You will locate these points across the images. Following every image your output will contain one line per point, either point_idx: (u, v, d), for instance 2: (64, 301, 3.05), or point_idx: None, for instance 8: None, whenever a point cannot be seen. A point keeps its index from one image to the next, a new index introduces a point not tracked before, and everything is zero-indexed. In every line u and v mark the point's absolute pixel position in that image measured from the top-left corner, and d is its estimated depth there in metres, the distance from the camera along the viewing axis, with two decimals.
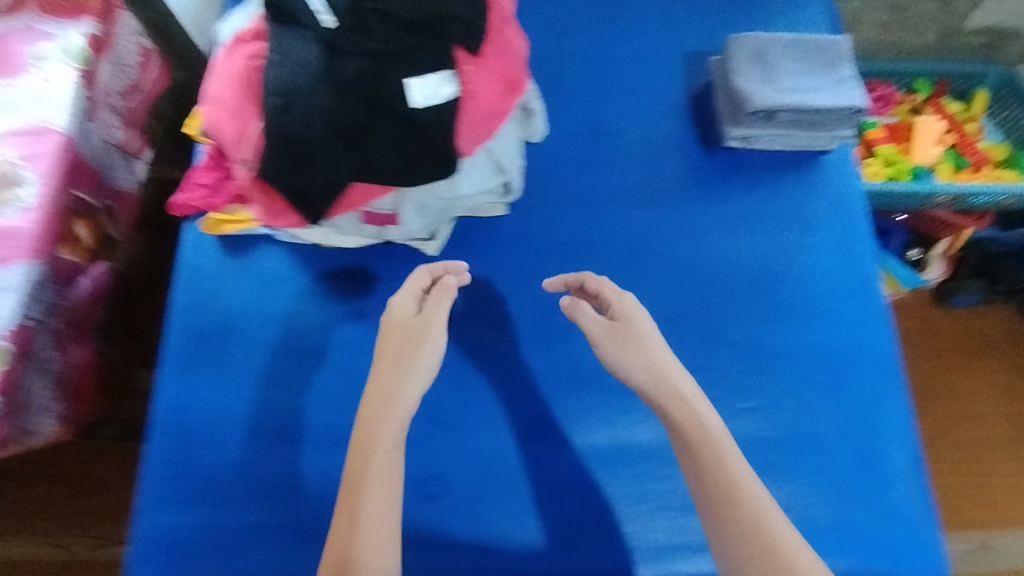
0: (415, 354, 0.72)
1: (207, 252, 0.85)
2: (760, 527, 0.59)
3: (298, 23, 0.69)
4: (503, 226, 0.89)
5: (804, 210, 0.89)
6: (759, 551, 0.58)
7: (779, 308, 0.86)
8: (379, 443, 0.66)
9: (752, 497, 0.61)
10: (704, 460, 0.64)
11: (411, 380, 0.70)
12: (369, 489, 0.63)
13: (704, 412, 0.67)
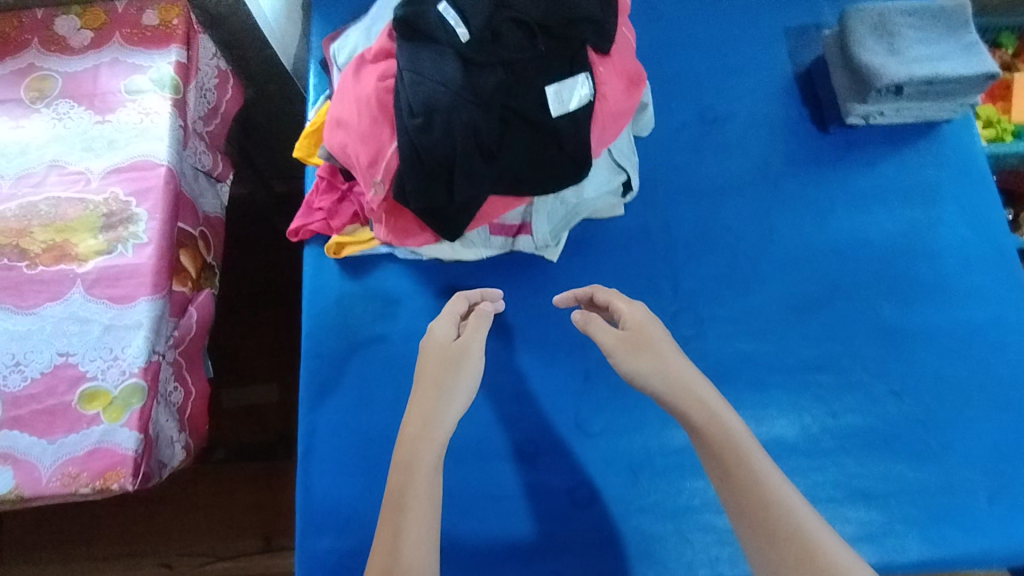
0: (441, 381, 0.64)
1: (329, 275, 0.85)
2: (802, 542, 0.49)
3: (433, 38, 0.66)
4: (622, 223, 0.86)
5: (931, 184, 0.86)
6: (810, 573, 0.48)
7: (916, 286, 0.83)
8: (417, 470, 0.58)
9: (801, 517, 0.51)
10: (738, 476, 0.54)
11: (429, 401, 0.63)
12: (413, 521, 0.55)
13: (726, 423, 0.57)
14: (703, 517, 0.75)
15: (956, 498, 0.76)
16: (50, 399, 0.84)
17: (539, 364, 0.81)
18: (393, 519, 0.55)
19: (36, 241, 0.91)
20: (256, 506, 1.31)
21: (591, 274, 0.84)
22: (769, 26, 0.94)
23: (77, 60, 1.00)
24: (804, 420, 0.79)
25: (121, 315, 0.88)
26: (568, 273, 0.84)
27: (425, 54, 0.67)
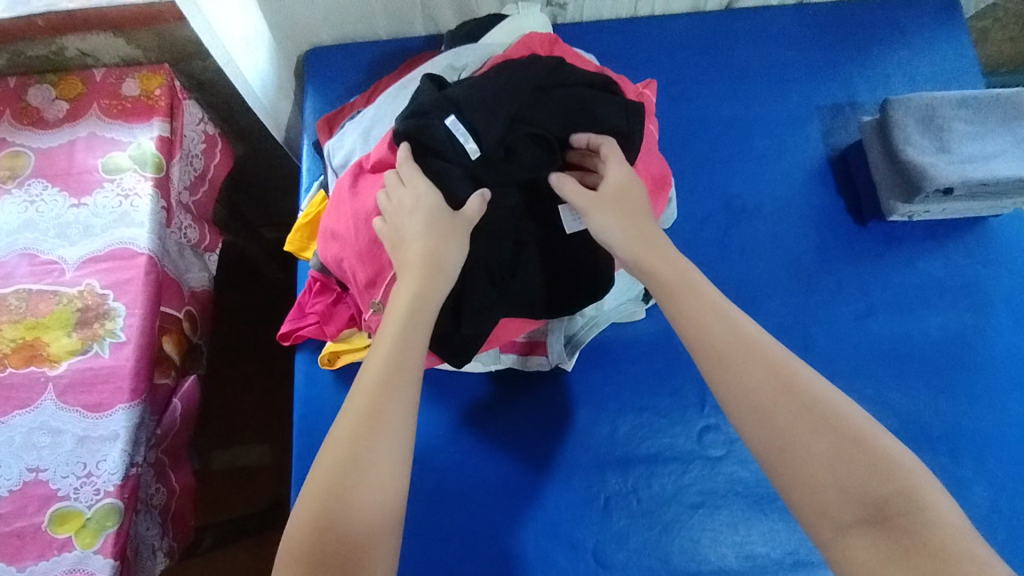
0: (425, 258, 0.56)
1: (323, 387, 0.78)
2: (815, 415, 0.51)
3: (439, 154, 0.60)
4: (643, 327, 0.79)
5: (978, 282, 0.80)
6: (827, 447, 0.50)
7: (966, 398, 0.76)
8: (385, 403, 0.52)
9: (807, 390, 0.52)
10: (736, 372, 0.53)
11: (406, 302, 0.55)
12: (375, 461, 0.51)
13: (715, 307, 0.56)
14: None
15: None
16: (19, 521, 0.77)
17: (552, 488, 0.73)
18: (342, 471, 0.50)
19: (5, 340, 0.83)
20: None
21: (609, 384, 0.77)
22: (798, 105, 0.87)
23: (52, 135, 0.94)
24: None
25: (95, 426, 0.80)
26: (584, 384, 0.77)
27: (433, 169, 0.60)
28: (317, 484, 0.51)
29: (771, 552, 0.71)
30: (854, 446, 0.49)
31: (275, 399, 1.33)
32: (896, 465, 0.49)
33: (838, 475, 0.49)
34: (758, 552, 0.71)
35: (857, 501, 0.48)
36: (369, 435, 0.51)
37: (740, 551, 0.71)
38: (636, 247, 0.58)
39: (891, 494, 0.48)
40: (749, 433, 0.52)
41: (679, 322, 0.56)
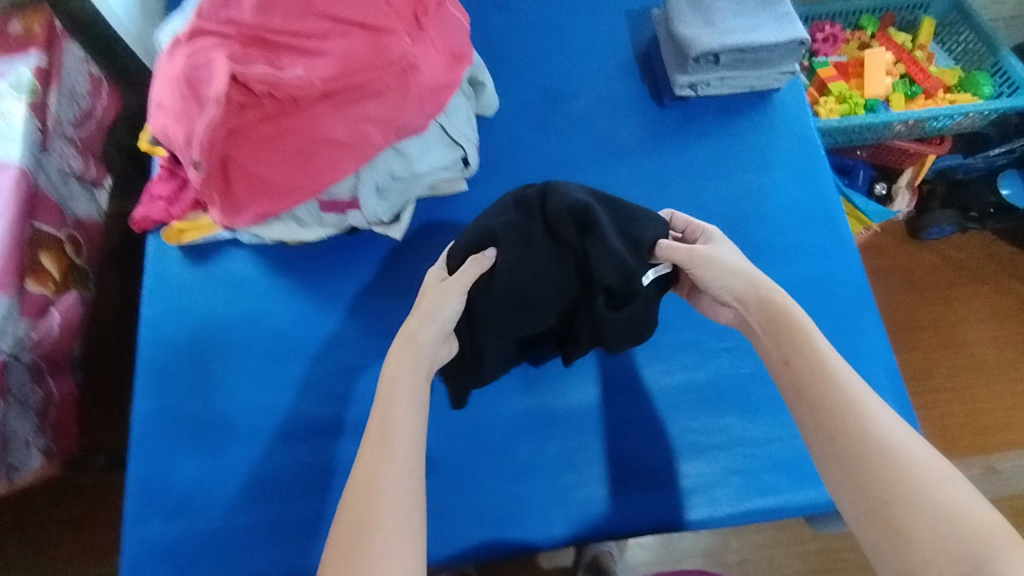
0: (412, 343, 0.62)
1: (170, 263, 0.85)
2: (909, 470, 0.47)
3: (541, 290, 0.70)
4: (466, 201, 0.87)
5: (764, 149, 0.89)
6: (936, 503, 0.45)
7: (750, 249, 0.85)
8: (381, 475, 0.53)
9: (902, 455, 0.48)
10: (840, 424, 0.52)
11: (395, 359, 0.61)
12: (381, 541, 0.49)
13: (821, 366, 0.55)
14: (531, 474, 0.76)
15: (784, 448, 0.76)
16: None
17: (378, 340, 0.82)
18: (360, 513, 0.51)
19: None
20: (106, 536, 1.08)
21: (432, 251, 0.86)
22: (610, 11, 0.98)
23: None
24: (628, 380, 0.80)
25: None
26: (409, 253, 0.85)
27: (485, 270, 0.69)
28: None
29: (569, 385, 0.80)
30: (946, 512, 0.45)
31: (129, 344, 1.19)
32: (984, 532, 0.43)
33: (928, 531, 0.44)
34: (559, 385, 0.80)
35: (948, 554, 0.43)
36: (365, 526, 0.50)
37: (544, 385, 0.80)
38: (750, 301, 0.62)
39: (985, 558, 0.42)
40: (840, 485, 0.50)
41: (789, 365, 0.57)
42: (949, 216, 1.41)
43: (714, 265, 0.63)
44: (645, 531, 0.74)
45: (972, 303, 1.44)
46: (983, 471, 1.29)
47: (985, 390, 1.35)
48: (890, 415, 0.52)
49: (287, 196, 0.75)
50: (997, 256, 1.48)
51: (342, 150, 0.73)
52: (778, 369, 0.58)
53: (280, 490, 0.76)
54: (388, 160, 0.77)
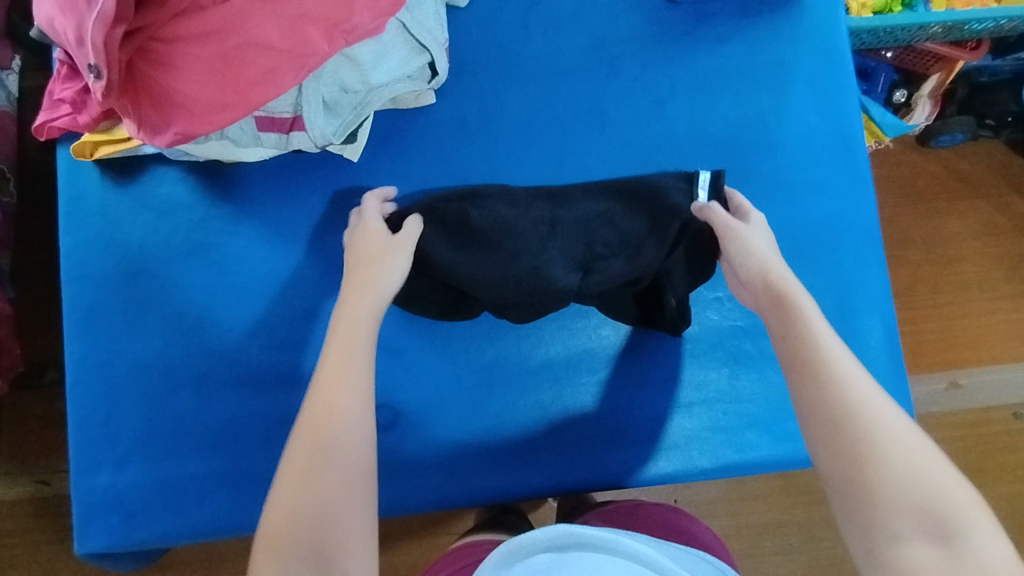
0: (371, 298, 0.63)
1: (87, 182, 0.73)
2: (877, 433, 0.50)
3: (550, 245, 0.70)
4: (434, 117, 0.75)
5: (784, 63, 0.77)
6: (904, 461, 0.48)
7: (755, 184, 0.75)
8: (333, 409, 0.56)
9: (886, 426, 0.50)
10: (826, 385, 0.53)
11: (352, 306, 0.62)
12: (337, 468, 0.53)
13: (814, 337, 0.56)
14: (501, 427, 0.72)
15: (765, 402, 0.74)
16: None
17: (335, 278, 0.73)
18: (330, 419, 0.55)
19: None
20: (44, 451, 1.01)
21: (392, 175, 0.74)
22: None
23: None
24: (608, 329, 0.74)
25: None
26: (367, 178, 0.74)
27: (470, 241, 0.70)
28: (283, 500, 0.52)
29: (546, 333, 0.74)
30: (915, 476, 0.48)
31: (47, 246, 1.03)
32: (948, 495, 0.47)
33: (899, 494, 0.47)
34: (535, 332, 0.74)
35: (917, 516, 0.46)
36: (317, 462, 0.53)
37: (518, 332, 0.74)
38: (755, 279, 0.62)
39: (950, 517, 0.46)
40: (826, 444, 0.51)
41: (785, 338, 0.57)
42: (964, 123, 1.29)
43: (736, 242, 0.65)
44: (617, 485, 0.72)
45: (968, 218, 1.35)
46: (947, 385, 1.29)
47: (962, 309, 1.32)
48: (870, 385, 0.53)
49: (211, 113, 0.61)
50: (1006, 169, 1.37)
51: (277, 57, 0.59)
52: (772, 339, 0.59)
53: (231, 439, 0.71)
54: (336, 69, 0.65)
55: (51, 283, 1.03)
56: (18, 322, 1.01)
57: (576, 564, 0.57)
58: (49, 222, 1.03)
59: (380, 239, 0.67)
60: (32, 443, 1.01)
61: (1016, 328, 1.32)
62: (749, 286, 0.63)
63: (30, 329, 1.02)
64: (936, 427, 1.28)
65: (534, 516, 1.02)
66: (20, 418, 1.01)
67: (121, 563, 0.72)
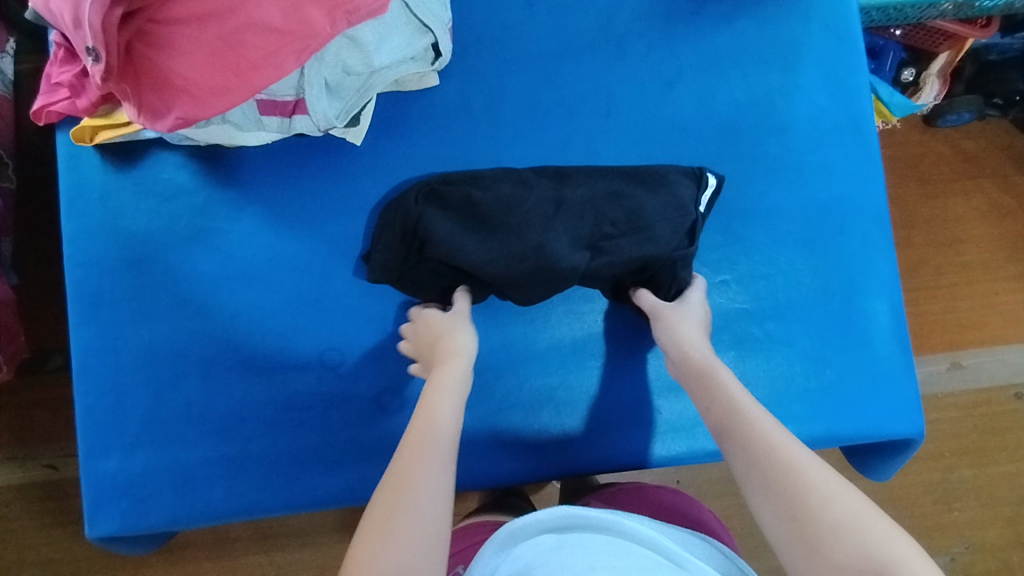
0: (457, 355, 0.64)
1: (87, 168, 0.72)
2: (802, 490, 0.50)
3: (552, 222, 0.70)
4: (438, 98, 0.74)
5: (794, 42, 0.76)
6: (837, 514, 0.48)
7: (763, 166, 0.75)
8: (431, 436, 0.57)
9: (809, 479, 0.50)
10: (753, 449, 0.54)
11: (440, 374, 0.62)
12: (413, 521, 0.51)
13: (737, 406, 0.58)
14: (507, 411, 0.72)
15: (772, 385, 0.72)
16: None
17: (339, 264, 0.73)
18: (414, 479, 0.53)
19: None
20: (51, 435, 1.02)
21: (395, 158, 0.73)
22: None
23: None
24: (615, 313, 0.74)
25: None
26: (370, 161, 0.73)
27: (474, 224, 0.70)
28: (376, 513, 0.52)
29: (551, 318, 0.74)
30: (843, 524, 0.47)
31: (48, 232, 1.03)
32: (882, 539, 0.46)
33: (839, 544, 0.46)
34: (540, 317, 0.73)
35: (853, 567, 0.45)
36: (410, 485, 0.53)
37: (522, 317, 0.73)
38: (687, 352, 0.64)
39: (887, 561, 0.45)
40: (763, 506, 0.51)
41: (711, 410, 0.59)
42: (972, 102, 1.27)
43: (666, 322, 0.67)
44: (623, 467, 0.73)
45: (973, 198, 1.34)
46: (949, 365, 1.29)
47: (965, 289, 1.32)
48: (790, 442, 0.54)
49: (215, 97, 0.60)
50: (1012, 147, 1.36)
51: (279, 39, 0.58)
52: (701, 414, 0.61)
53: (238, 425, 0.71)
54: (338, 50, 0.63)
55: (53, 270, 1.02)
56: (22, 308, 1.01)
57: (575, 540, 0.57)
58: (49, 208, 1.02)
59: (437, 321, 0.68)
60: (39, 427, 1.02)
61: (1018, 309, 1.32)
62: (680, 361, 0.64)
63: (34, 314, 1.02)
64: (937, 407, 1.29)
65: (536, 498, 1.03)
66: (26, 403, 1.02)
67: (132, 546, 0.73)
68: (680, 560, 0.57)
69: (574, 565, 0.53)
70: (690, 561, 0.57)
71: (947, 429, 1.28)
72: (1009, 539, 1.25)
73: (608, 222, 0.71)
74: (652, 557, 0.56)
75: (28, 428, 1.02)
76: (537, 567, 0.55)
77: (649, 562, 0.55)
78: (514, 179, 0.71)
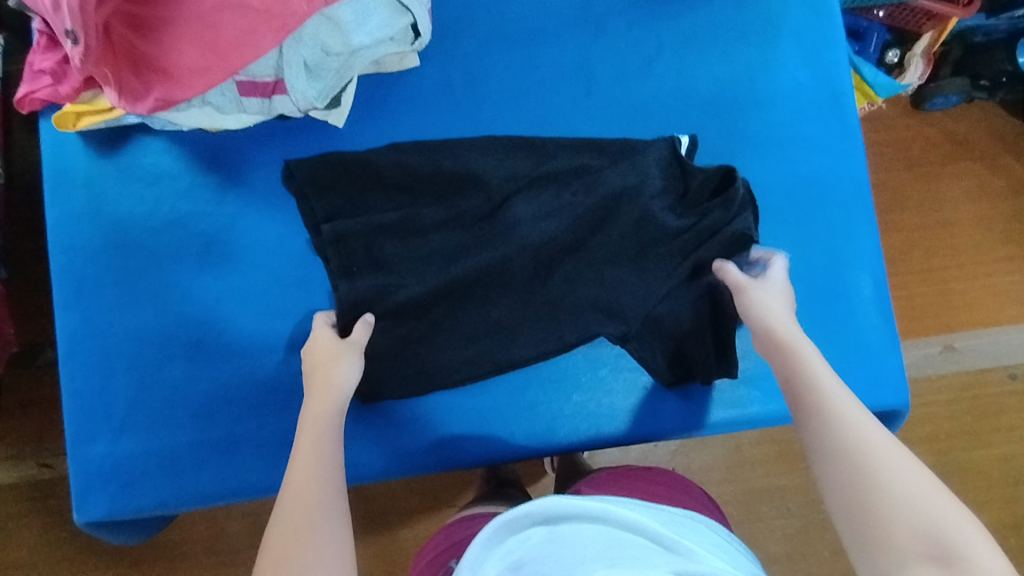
0: (333, 385, 0.63)
1: (70, 156, 0.72)
2: (870, 471, 0.51)
3: (523, 189, 0.70)
4: (419, 80, 0.74)
5: (772, 17, 0.77)
6: (901, 492, 0.49)
7: (744, 140, 0.75)
8: (318, 461, 0.58)
9: (880, 457, 0.52)
10: (830, 428, 0.55)
11: (321, 398, 0.62)
12: (307, 552, 0.53)
13: (813, 380, 0.58)
14: (492, 386, 0.72)
15: (753, 361, 0.74)
16: None
17: None
18: (304, 513, 0.55)
19: None
20: (44, 430, 1.02)
21: (378, 140, 0.74)
22: None
23: None
24: None
25: None
26: (352, 143, 0.73)
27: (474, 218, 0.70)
28: (272, 550, 0.53)
29: None
30: (913, 502, 0.48)
31: (34, 227, 1.03)
32: (947, 519, 0.47)
33: (901, 519, 0.48)
34: None
35: (918, 537, 0.47)
36: (305, 528, 0.54)
37: None
38: (767, 330, 0.62)
39: (948, 539, 0.46)
40: (833, 480, 0.53)
41: (793, 385, 0.59)
42: (958, 84, 1.28)
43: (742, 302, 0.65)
44: (609, 441, 0.73)
45: (962, 180, 1.34)
46: (942, 348, 1.29)
47: (956, 272, 1.32)
48: (868, 421, 0.55)
49: (194, 80, 0.61)
50: (1000, 129, 1.36)
51: (257, 19, 0.59)
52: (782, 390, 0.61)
53: (226, 407, 0.71)
54: (317, 30, 0.64)
55: (41, 265, 1.02)
56: (11, 304, 1.01)
57: (566, 533, 0.56)
58: (37, 203, 1.02)
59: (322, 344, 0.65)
60: (32, 422, 1.02)
61: (1010, 290, 1.32)
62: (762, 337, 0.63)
63: (23, 309, 1.02)
64: (930, 389, 1.29)
65: (531, 488, 1.03)
66: (17, 399, 1.02)
67: (122, 530, 0.73)
68: (670, 543, 0.56)
69: (565, 560, 0.53)
70: (680, 543, 0.56)
71: (940, 412, 1.28)
72: (1005, 520, 1.25)
73: (577, 187, 0.70)
74: (644, 544, 0.55)
75: (21, 424, 1.02)
76: (527, 565, 0.54)
77: (637, 551, 0.53)
78: (501, 147, 0.71)
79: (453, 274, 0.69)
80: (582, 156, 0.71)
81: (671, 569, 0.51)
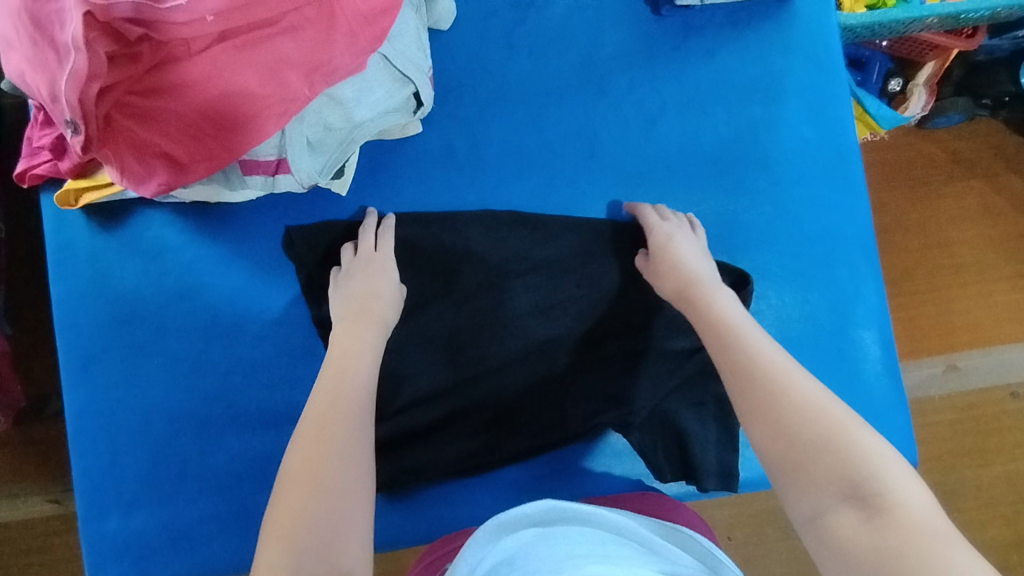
0: (374, 310, 0.64)
1: (73, 231, 0.72)
2: (790, 424, 0.50)
3: (527, 279, 0.72)
4: (421, 145, 0.74)
5: (777, 74, 0.76)
6: (813, 437, 0.48)
7: (750, 200, 0.75)
8: (349, 392, 0.58)
9: (800, 402, 0.51)
10: (753, 384, 0.53)
11: (349, 325, 0.63)
12: (334, 478, 0.52)
13: (736, 332, 0.58)
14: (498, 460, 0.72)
15: None
16: None
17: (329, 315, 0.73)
18: (326, 431, 0.54)
19: None
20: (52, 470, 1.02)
21: (381, 206, 0.73)
22: None
23: None
24: None
25: None
26: (356, 211, 0.73)
27: (478, 303, 0.71)
28: (297, 465, 0.53)
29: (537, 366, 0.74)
30: (831, 447, 0.47)
31: (34, 282, 1.02)
32: (870, 461, 0.46)
33: (826, 467, 0.47)
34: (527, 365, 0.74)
35: (836, 484, 0.46)
36: (325, 459, 0.53)
37: None
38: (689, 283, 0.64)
39: (863, 480, 0.45)
40: (755, 432, 0.52)
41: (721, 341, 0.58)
42: (960, 105, 1.28)
43: (667, 257, 0.67)
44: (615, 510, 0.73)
45: (965, 199, 1.34)
46: (945, 368, 1.29)
47: (959, 292, 1.32)
48: (797, 370, 0.54)
49: (199, 164, 0.61)
50: (1002, 147, 1.36)
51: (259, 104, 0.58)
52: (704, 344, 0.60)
53: (236, 479, 0.71)
54: (319, 109, 0.63)
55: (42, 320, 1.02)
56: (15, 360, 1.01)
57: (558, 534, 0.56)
58: (36, 259, 1.01)
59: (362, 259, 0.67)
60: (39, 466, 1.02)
61: (1012, 309, 1.32)
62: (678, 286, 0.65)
63: (26, 364, 1.01)
64: (935, 410, 1.29)
65: None
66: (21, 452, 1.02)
67: None
68: (657, 546, 0.57)
69: (558, 557, 0.52)
70: (666, 548, 0.57)
71: (944, 432, 1.28)
72: (1010, 538, 1.25)
73: (581, 278, 0.72)
74: (633, 547, 0.55)
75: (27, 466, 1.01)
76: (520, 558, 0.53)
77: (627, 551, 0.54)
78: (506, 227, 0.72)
79: (459, 360, 0.71)
80: (583, 240, 0.72)
81: (658, 569, 0.51)
